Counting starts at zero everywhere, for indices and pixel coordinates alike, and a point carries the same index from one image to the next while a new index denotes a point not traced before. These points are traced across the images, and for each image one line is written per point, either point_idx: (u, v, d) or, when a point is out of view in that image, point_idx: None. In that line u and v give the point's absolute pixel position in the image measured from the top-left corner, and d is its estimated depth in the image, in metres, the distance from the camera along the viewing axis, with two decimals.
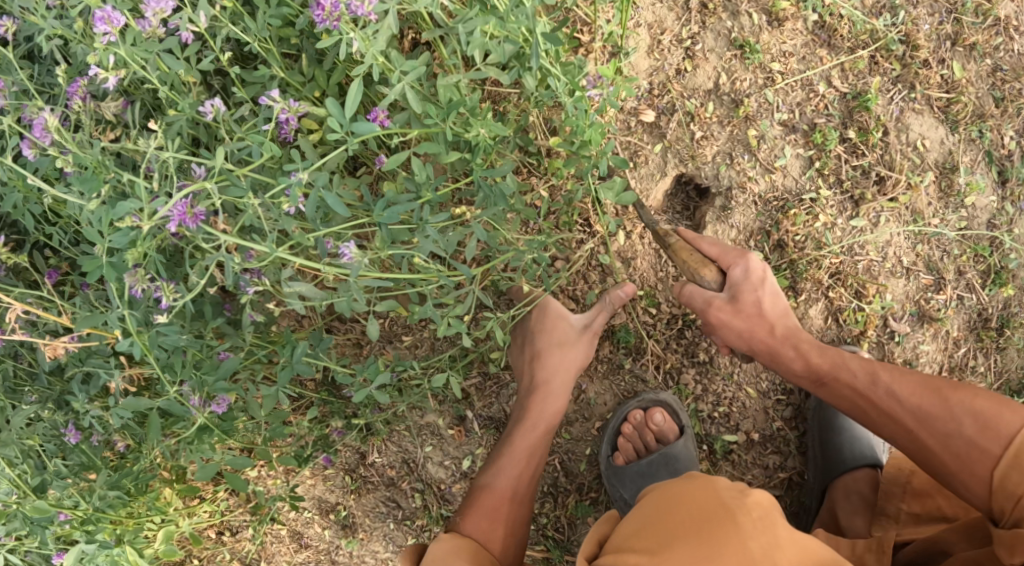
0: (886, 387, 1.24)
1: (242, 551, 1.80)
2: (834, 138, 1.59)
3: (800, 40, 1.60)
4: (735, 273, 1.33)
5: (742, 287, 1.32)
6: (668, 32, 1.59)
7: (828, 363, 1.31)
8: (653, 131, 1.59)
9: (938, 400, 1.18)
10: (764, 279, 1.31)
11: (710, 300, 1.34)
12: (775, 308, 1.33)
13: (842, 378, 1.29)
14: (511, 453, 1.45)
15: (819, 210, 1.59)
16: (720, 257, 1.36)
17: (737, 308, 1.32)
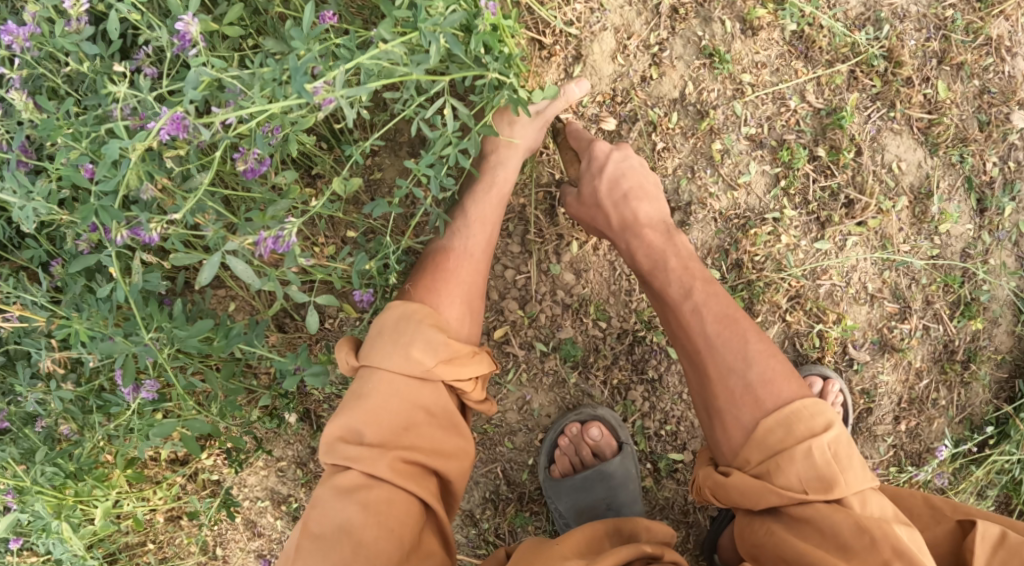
0: (695, 305, 1.23)
1: (199, 536, 1.82)
2: (803, 156, 1.52)
3: (776, 50, 1.53)
4: (596, 155, 1.40)
5: (586, 179, 1.41)
6: (635, 36, 1.54)
7: (648, 263, 1.32)
8: (614, 140, 1.56)
9: (736, 337, 1.18)
10: (606, 169, 1.38)
11: (573, 196, 1.43)
12: (610, 200, 1.37)
13: (658, 275, 1.29)
14: (463, 213, 1.41)
15: (782, 231, 1.53)
16: (579, 149, 1.45)
17: (584, 201, 1.41)
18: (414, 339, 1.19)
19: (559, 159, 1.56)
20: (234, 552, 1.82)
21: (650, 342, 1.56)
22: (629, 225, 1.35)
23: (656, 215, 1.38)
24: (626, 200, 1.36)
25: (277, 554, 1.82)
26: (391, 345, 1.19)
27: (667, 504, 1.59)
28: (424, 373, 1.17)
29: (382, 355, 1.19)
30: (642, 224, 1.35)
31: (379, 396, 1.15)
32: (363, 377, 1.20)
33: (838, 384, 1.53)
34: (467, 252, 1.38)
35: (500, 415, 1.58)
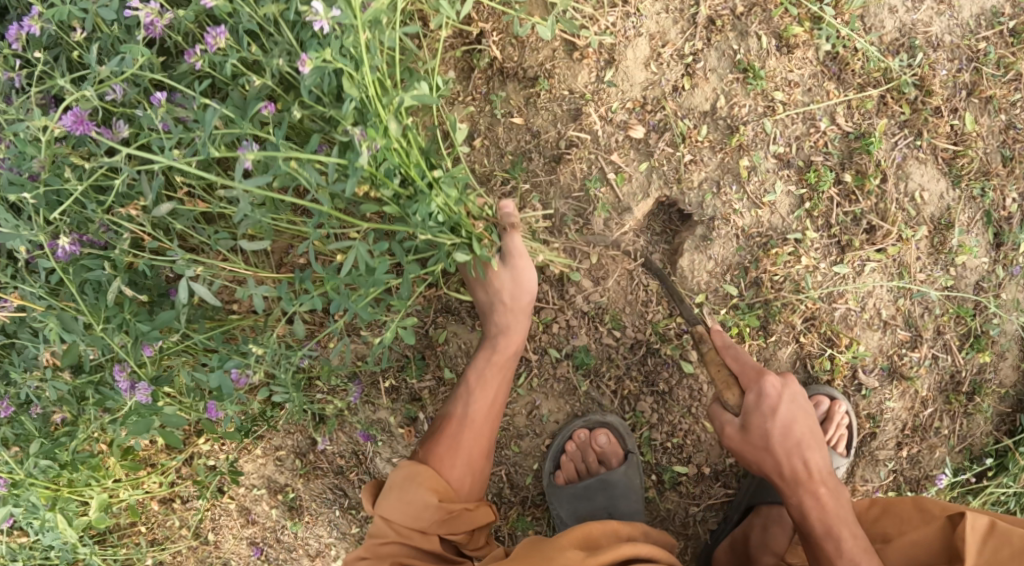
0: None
1: (191, 520, 1.82)
2: (829, 178, 1.52)
3: (809, 70, 1.52)
4: (750, 399, 1.33)
5: (754, 415, 1.32)
6: (669, 45, 1.52)
7: (822, 529, 1.29)
8: (641, 148, 1.54)
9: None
10: (778, 409, 1.31)
11: (723, 429, 1.36)
12: (783, 445, 1.31)
13: (829, 542, 1.27)
14: (467, 381, 1.49)
15: (803, 253, 1.53)
16: (742, 376, 1.35)
17: (747, 438, 1.33)
18: (416, 493, 1.36)
19: (585, 165, 1.55)
20: (228, 537, 1.82)
21: (664, 354, 1.55)
22: (807, 485, 1.31)
23: (823, 466, 1.33)
24: (796, 454, 1.31)
25: (270, 543, 1.80)
26: (399, 501, 1.35)
27: (668, 516, 1.60)
28: (425, 528, 1.35)
29: (390, 507, 1.35)
30: (820, 485, 1.31)
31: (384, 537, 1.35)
32: (376, 526, 1.37)
33: (844, 405, 1.55)
34: (472, 420, 1.47)
35: (506, 418, 1.57)
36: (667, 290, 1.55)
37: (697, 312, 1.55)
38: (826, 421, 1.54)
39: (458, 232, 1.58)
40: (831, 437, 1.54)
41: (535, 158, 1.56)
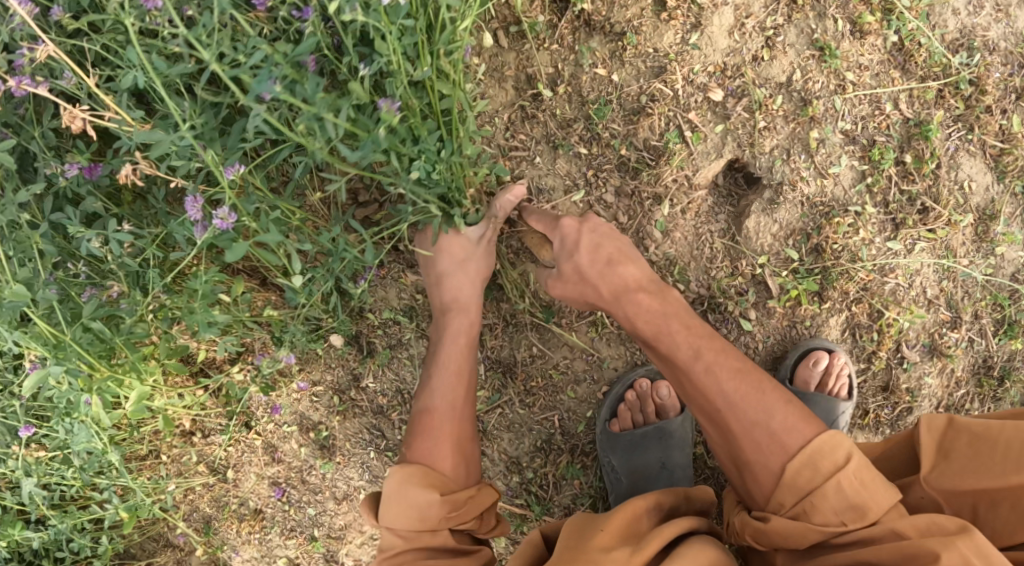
0: (707, 363, 1.20)
1: (209, 456, 1.75)
2: (890, 157, 1.59)
3: (877, 57, 1.59)
4: (557, 243, 1.34)
5: (564, 258, 1.33)
6: (753, 17, 1.59)
7: (649, 334, 1.27)
8: (717, 111, 1.60)
9: (754, 390, 1.16)
10: (578, 244, 1.31)
11: (549, 279, 1.37)
12: (596, 270, 1.30)
13: (670, 346, 1.24)
14: (440, 366, 1.43)
15: (861, 225, 1.59)
16: (546, 232, 1.39)
17: (567, 277, 1.33)
18: (414, 506, 1.24)
19: (664, 122, 1.61)
20: (249, 475, 1.75)
21: (725, 309, 1.61)
22: (625, 294, 1.29)
23: (643, 276, 1.32)
24: (609, 271, 1.30)
25: (295, 483, 1.73)
26: (397, 514, 1.25)
27: (712, 474, 1.62)
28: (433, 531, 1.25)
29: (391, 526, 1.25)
30: (639, 291, 1.29)
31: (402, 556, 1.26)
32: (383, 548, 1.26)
33: (844, 358, 1.59)
34: (450, 406, 1.38)
35: (566, 363, 1.60)
36: (732, 250, 1.61)
37: (758, 273, 1.60)
38: (828, 375, 1.58)
39: (537, 170, 1.62)
40: (832, 390, 1.59)
41: (616, 109, 1.61)
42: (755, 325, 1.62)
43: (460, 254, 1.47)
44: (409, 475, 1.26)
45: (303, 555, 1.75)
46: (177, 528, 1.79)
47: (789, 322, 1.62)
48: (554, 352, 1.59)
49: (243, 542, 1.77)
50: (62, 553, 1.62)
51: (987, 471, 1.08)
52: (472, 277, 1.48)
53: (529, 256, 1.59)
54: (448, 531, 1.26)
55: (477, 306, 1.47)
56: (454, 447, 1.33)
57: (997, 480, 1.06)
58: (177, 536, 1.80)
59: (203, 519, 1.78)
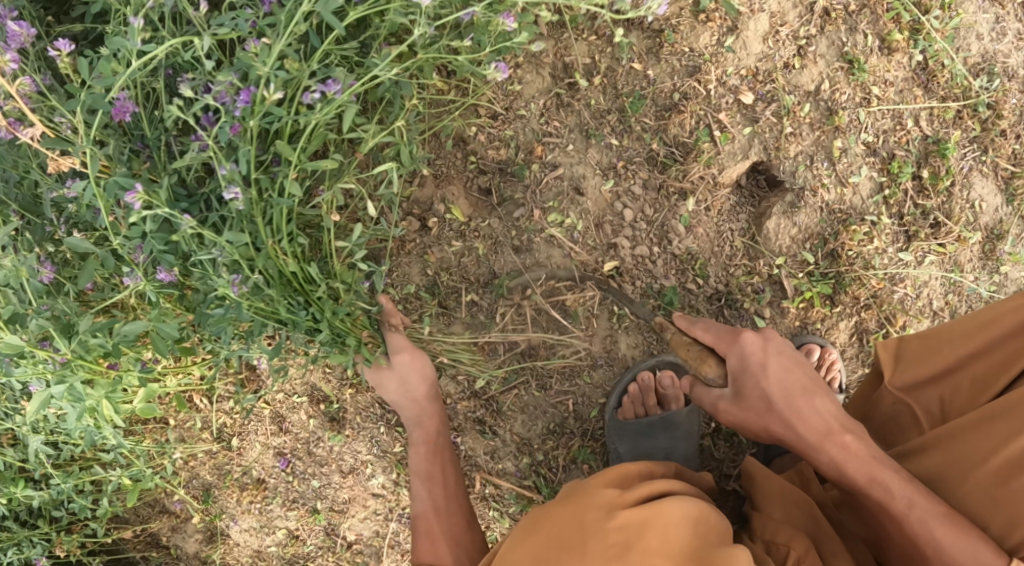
0: (904, 501, 1.11)
1: (215, 423, 1.73)
2: (908, 171, 1.64)
3: (902, 74, 1.65)
4: (732, 361, 1.26)
5: (745, 378, 1.25)
6: (787, 25, 1.64)
7: (863, 480, 1.14)
8: (747, 113, 1.65)
9: (962, 530, 1.06)
10: (765, 367, 1.22)
11: (717, 404, 1.29)
12: (783, 399, 1.21)
13: (874, 486, 1.13)
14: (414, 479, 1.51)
15: (876, 234, 1.63)
16: (716, 345, 1.31)
17: (743, 403, 1.25)
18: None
19: (694, 120, 1.65)
20: (255, 444, 1.74)
21: (740, 305, 1.63)
22: (831, 436, 1.18)
23: (833, 408, 1.21)
24: (803, 402, 1.20)
25: (300, 455, 1.73)
26: None
27: (717, 464, 1.64)
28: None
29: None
30: (845, 432, 1.17)
31: None
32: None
33: (834, 352, 1.61)
34: (436, 509, 1.47)
35: (581, 349, 1.61)
36: (751, 249, 1.64)
37: (775, 273, 1.63)
38: (817, 367, 1.60)
39: (568, 157, 1.64)
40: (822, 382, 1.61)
41: (649, 104, 1.65)
42: (769, 324, 1.64)
43: (391, 383, 1.51)
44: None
45: (303, 527, 1.75)
46: (175, 495, 1.78)
47: (800, 323, 1.64)
48: (571, 338, 1.61)
49: (242, 511, 1.76)
50: (62, 512, 1.60)
51: (945, 354, 1.23)
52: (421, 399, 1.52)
53: (554, 241, 1.61)
54: None
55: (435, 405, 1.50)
56: (448, 542, 1.43)
57: (967, 344, 1.20)
58: (174, 502, 1.78)
59: (203, 487, 1.77)
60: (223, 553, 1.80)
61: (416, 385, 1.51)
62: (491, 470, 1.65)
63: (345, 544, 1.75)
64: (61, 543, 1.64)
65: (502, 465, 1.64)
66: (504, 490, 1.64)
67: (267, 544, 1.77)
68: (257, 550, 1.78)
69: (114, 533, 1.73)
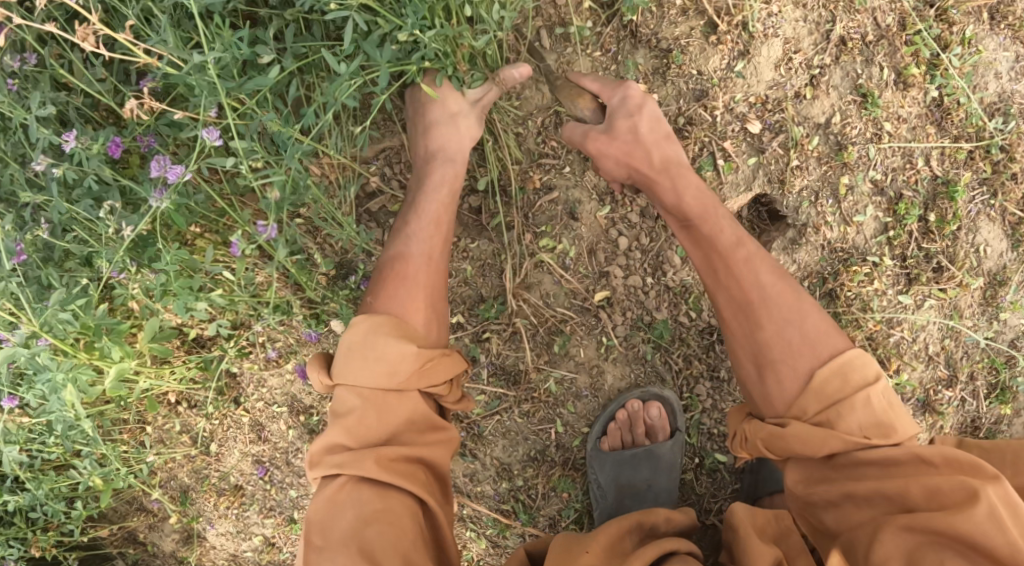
0: (747, 254, 1.28)
1: (194, 427, 1.71)
2: (915, 214, 1.59)
3: (916, 110, 1.60)
4: (614, 103, 1.38)
5: (619, 118, 1.37)
6: (801, 52, 1.58)
7: (722, 264, 1.29)
8: (753, 143, 1.59)
9: (793, 296, 1.25)
10: (641, 109, 1.36)
11: (587, 133, 1.39)
12: (654, 141, 1.36)
13: (715, 237, 1.30)
14: (418, 217, 1.37)
15: (877, 276, 1.59)
16: (600, 91, 1.41)
17: (614, 136, 1.36)
18: (380, 362, 1.23)
19: (698, 147, 1.59)
20: (233, 451, 1.72)
21: None
22: (669, 169, 1.36)
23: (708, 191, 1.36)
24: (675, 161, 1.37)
25: (278, 463, 1.72)
26: (358, 362, 1.24)
27: (697, 499, 1.62)
28: (400, 384, 1.24)
29: (355, 374, 1.24)
30: (706, 212, 1.32)
31: (359, 412, 1.23)
32: (340, 397, 1.26)
33: None
34: (429, 258, 1.35)
35: (568, 379, 1.57)
36: None
37: None
38: None
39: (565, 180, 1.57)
40: None
41: None
42: None
43: (452, 110, 1.41)
44: (380, 324, 1.25)
45: (279, 535, 1.76)
46: (152, 495, 1.77)
47: None
48: (559, 368, 1.57)
49: (219, 515, 1.76)
50: (35, 515, 1.59)
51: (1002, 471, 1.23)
52: (464, 144, 1.42)
53: (545, 266, 1.56)
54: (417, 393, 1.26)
55: (457, 166, 1.41)
56: (417, 288, 1.32)
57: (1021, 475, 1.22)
58: (152, 501, 1.77)
59: (181, 488, 1.75)
60: (200, 555, 1.81)
61: (453, 137, 1.41)
62: (469, 493, 1.62)
63: None
64: (37, 542, 1.64)
65: (480, 489, 1.62)
66: (481, 513, 1.62)
67: (244, 548, 1.79)
68: (234, 554, 1.80)
69: (90, 532, 1.73)
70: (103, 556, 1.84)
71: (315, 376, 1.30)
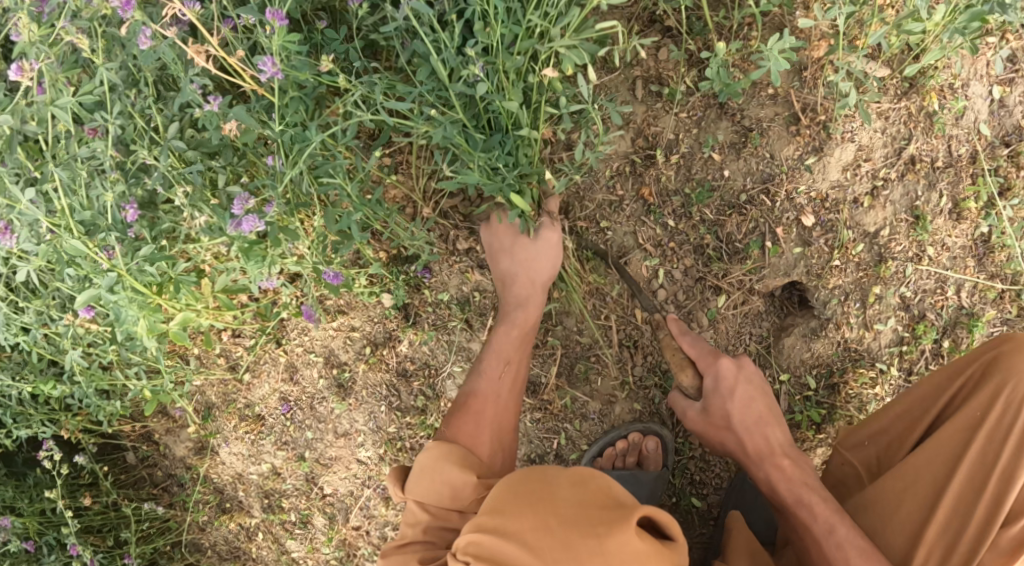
0: (839, 541, 1.23)
1: (233, 354, 1.93)
2: (930, 336, 1.73)
3: (962, 241, 1.74)
4: (708, 382, 1.43)
5: (714, 398, 1.43)
6: (870, 161, 1.70)
7: (788, 501, 1.32)
8: (804, 234, 1.71)
9: (880, 565, 1.20)
10: (734, 392, 1.41)
11: (686, 412, 1.48)
12: (744, 424, 1.40)
13: (801, 512, 1.29)
14: (490, 356, 1.54)
15: (879, 382, 1.74)
16: (697, 361, 1.46)
17: (709, 417, 1.44)
18: (444, 481, 1.31)
19: (755, 224, 1.71)
20: (265, 387, 1.94)
21: None
22: (770, 457, 1.38)
23: (783, 441, 1.41)
24: (757, 427, 1.40)
25: (303, 404, 1.93)
26: (431, 482, 1.32)
27: None
28: (463, 508, 1.30)
29: (425, 490, 1.32)
30: (783, 457, 1.37)
31: (419, 524, 1.31)
32: (410, 508, 1.34)
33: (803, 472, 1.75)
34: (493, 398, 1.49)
35: (581, 401, 1.73)
36: (762, 357, 1.76)
37: (776, 386, 1.76)
38: None
39: (625, 225, 1.71)
40: None
41: (716, 198, 1.71)
42: None
43: (522, 255, 1.57)
44: (448, 453, 1.34)
45: (287, 467, 1.98)
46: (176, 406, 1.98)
47: None
48: (576, 389, 1.73)
49: (236, 436, 1.99)
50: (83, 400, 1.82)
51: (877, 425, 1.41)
52: (530, 280, 1.60)
53: (588, 296, 1.71)
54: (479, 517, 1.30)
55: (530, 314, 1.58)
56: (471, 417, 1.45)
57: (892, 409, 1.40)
58: (175, 409, 2.03)
59: (206, 404, 1.98)
60: (209, 467, 2.04)
61: (532, 262, 1.58)
62: None
63: (321, 493, 1.98)
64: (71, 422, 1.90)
65: None
66: None
67: (250, 471, 2.01)
68: (240, 473, 2.02)
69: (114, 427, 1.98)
70: (117, 446, 2.11)
71: (391, 486, 1.39)
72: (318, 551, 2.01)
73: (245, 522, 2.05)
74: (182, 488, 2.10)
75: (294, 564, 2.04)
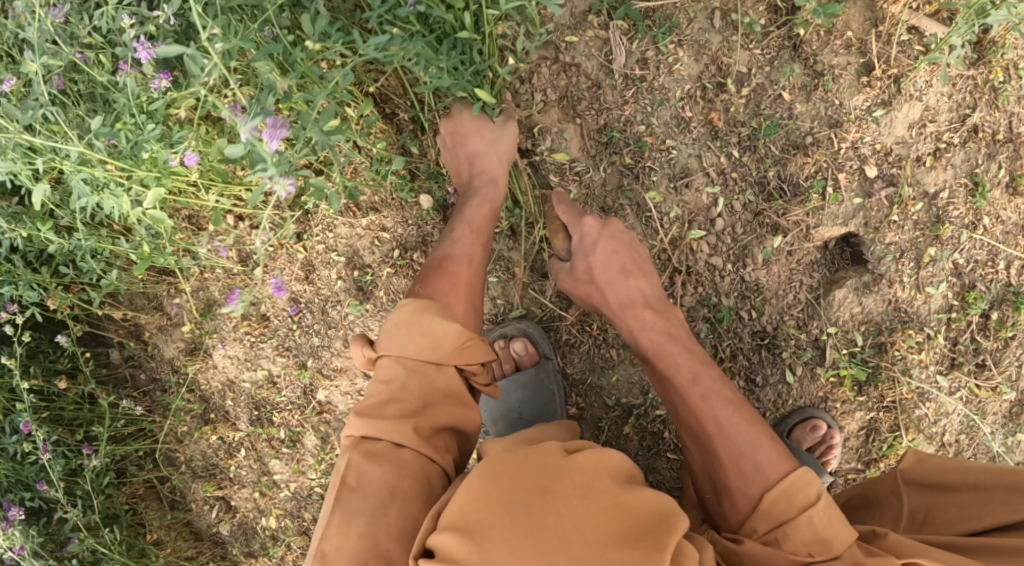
0: (701, 389, 1.29)
1: (245, 243, 1.91)
2: (980, 307, 1.65)
3: (1016, 217, 1.65)
4: (574, 239, 1.47)
5: (578, 254, 1.45)
6: (934, 123, 1.64)
7: (652, 350, 1.36)
8: (863, 186, 1.66)
9: (729, 410, 1.26)
10: (595, 245, 1.43)
11: (559, 271, 1.50)
12: (608, 275, 1.42)
13: (665, 364, 1.34)
14: (461, 222, 1.52)
15: (926, 348, 1.66)
16: (568, 225, 1.51)
17: (576, 276, 1.46)
18: (427, 330, 1.32)
19: (817, 168, 1.66)
20: (276, 281, 1.90)
21: (779, 353, 1.68)
22: (632, 309, 1.39)
23: (653, 292, 1.42)
24: (620, 279, 1.41)
25: (314, 307, 1.89)
26: (407, 336, 1.32)
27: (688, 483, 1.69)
28: (440, 357, 1.31)
29: (401, 344, 1.33)
30: (646, 309, 1.39)
31: (397, 378, 1.32)
32: (382, 365, 1.35)
33: (838, 436, 1.66)
34: (469, 259, 1.49)
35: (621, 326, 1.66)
36: (811, 307, 1.67)
37: (822, 339, 1.67)
38: (819, 442, 1.65)
39: (691, 149, 1.65)
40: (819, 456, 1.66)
41: (781, 135, 1.66)
42: (795, 382, 1.68)
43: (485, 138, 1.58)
44: (424, 306, 1.34)
45: (284, 377, 1.94)
46: (176, 299, 2.01)
47: (822, 395, 1.68)
48: None
49: (232, 337, 1.97)
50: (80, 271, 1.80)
51: (963, 473, 1.28)
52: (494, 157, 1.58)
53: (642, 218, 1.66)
54: (454, 367, 1.33)
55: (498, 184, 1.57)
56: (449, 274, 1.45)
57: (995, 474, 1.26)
58: (172, 306, 2.01)
59: (207, 300, 1.97)
60: (198, 369, 2.01)
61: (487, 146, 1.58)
62: None
63: (317, 409, 1.93)
64: (57, 296, 1.86)
65: None
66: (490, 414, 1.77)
67: (242, 377, 1.98)
68: (231, 380, 1.99)
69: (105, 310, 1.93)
70: (102, 343, 2.06)
71: (358, 350, 1.40)
72: (303, 474, 1.97)
73: (227, 436, 2.01)
74: (164, 393, 2.05)
75: (274, 486, 2.00)
